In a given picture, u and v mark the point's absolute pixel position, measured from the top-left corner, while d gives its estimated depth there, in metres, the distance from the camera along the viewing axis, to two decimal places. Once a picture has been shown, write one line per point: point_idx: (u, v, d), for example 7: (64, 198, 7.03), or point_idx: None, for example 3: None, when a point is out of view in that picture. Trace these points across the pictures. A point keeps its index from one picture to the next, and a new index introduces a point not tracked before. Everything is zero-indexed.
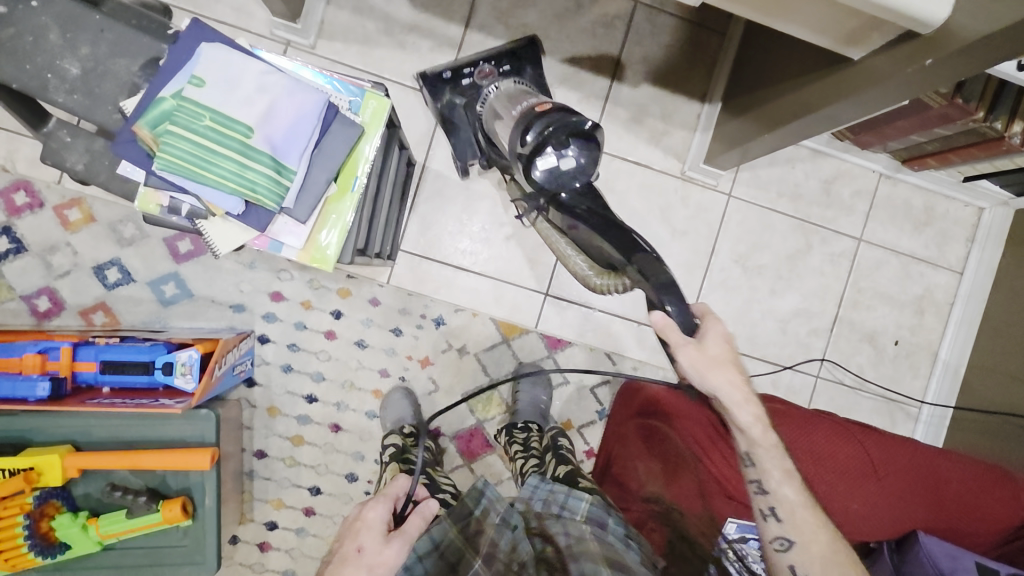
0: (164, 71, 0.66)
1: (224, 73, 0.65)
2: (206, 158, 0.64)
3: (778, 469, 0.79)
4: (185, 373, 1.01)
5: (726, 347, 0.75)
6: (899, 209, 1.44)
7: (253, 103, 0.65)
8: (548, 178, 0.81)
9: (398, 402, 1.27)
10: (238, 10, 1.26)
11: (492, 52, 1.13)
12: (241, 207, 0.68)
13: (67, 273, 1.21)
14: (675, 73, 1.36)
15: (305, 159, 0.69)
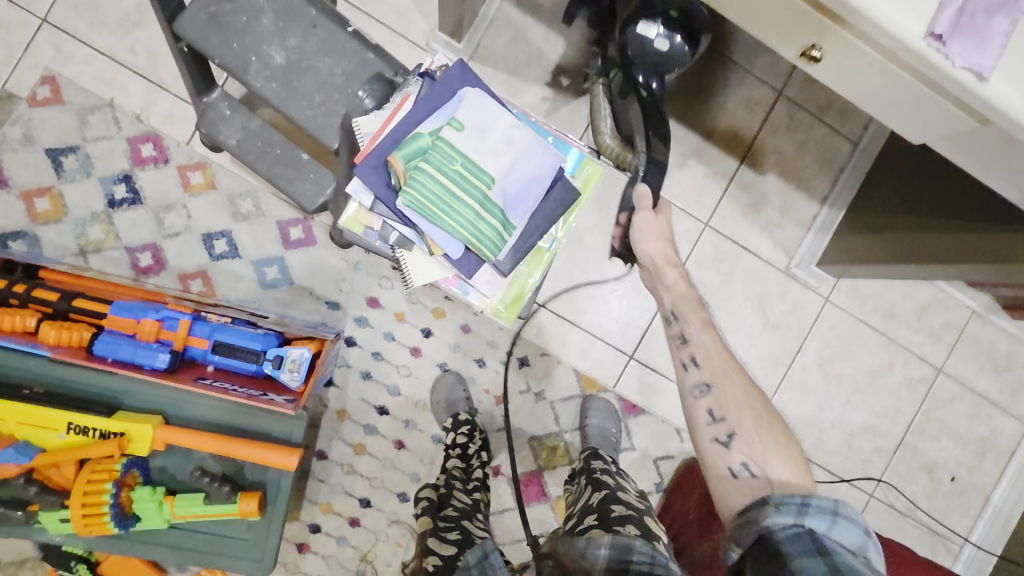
0: (419, 106, 0.67)
1: (480, 121, 0.66)
2: (450, 201, 0.63)
3: (697, 320, 0.87)
4: (292, 371, 1.00)
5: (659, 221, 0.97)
6: (984, 349, 1.45)
7: (501, 155, 0.66)
8: (637, 42, 0.88)
9: (452, 387, 1.26)
10: (401, 15, 1.25)
11: None
12: (460, 252, 0.67)
13: (175, 235, 1.19)
14: (803, 170, 1.36)
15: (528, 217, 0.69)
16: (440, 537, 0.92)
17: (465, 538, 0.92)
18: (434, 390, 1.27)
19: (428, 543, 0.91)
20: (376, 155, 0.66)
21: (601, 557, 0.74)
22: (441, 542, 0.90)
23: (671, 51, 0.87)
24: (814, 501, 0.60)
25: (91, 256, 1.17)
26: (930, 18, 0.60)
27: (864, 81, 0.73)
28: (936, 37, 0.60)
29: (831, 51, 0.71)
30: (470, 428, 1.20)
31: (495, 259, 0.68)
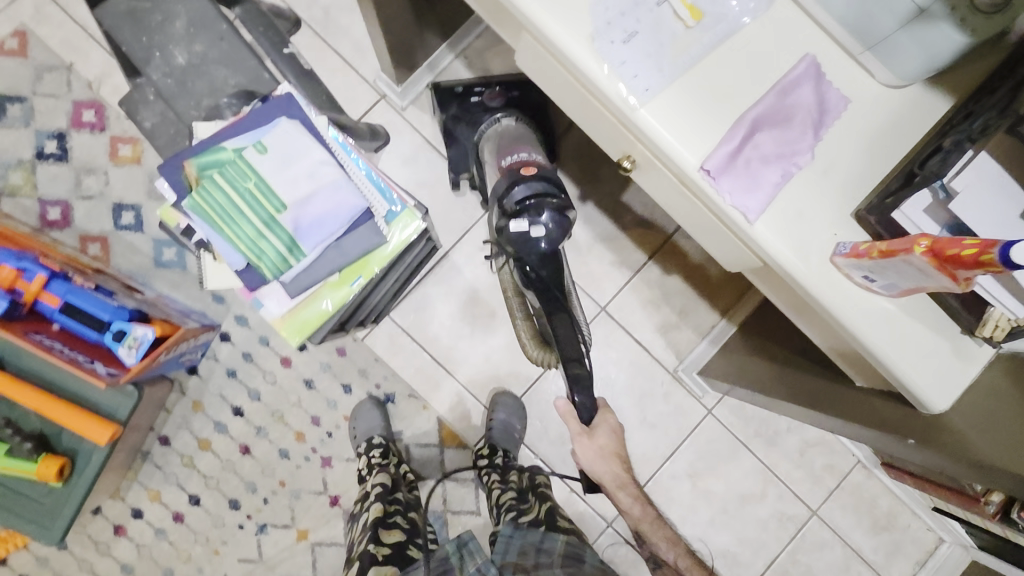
0: (241, 125, 0.72)
1: (287, 150, 0.70)
2: (234, 215, 0.68)
3: (662, 541, 0.94)
4: (130, 347, 1.02)
5: (614, 438, 0.98)
6: (864, 502, 1.41)
7: (297, 185, 0.70)
8: (516, 238, 0.87)
9: (369, 412, 1.27)
10: (357, 50, 1.33)
11: (504, 80, 1.21)
12: (244, 265, 0.71)
13: (89, 197, 1.25)
14: (711, 280, 1.38)
15: (319, 247, 0.71)
16: (387, 526, 1.03)
17: (410, 529, 1.05)
18: (352, 416, 1.27)
19: (375, 530, 1.01)
20: (185, 158, 0.71)
21: (557, 547, 0.99)
22: (387, 530, 1.02)
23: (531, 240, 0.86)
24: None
25: (4, 198, 1.23)
26: (707, 154, 0.65)
27: (671, 198, 0.75)
28: (708, 173, 0.65)
29: (639, 163, 0.74)
30: (385, 443, 1.23)
31: (277, 279, 0.71)
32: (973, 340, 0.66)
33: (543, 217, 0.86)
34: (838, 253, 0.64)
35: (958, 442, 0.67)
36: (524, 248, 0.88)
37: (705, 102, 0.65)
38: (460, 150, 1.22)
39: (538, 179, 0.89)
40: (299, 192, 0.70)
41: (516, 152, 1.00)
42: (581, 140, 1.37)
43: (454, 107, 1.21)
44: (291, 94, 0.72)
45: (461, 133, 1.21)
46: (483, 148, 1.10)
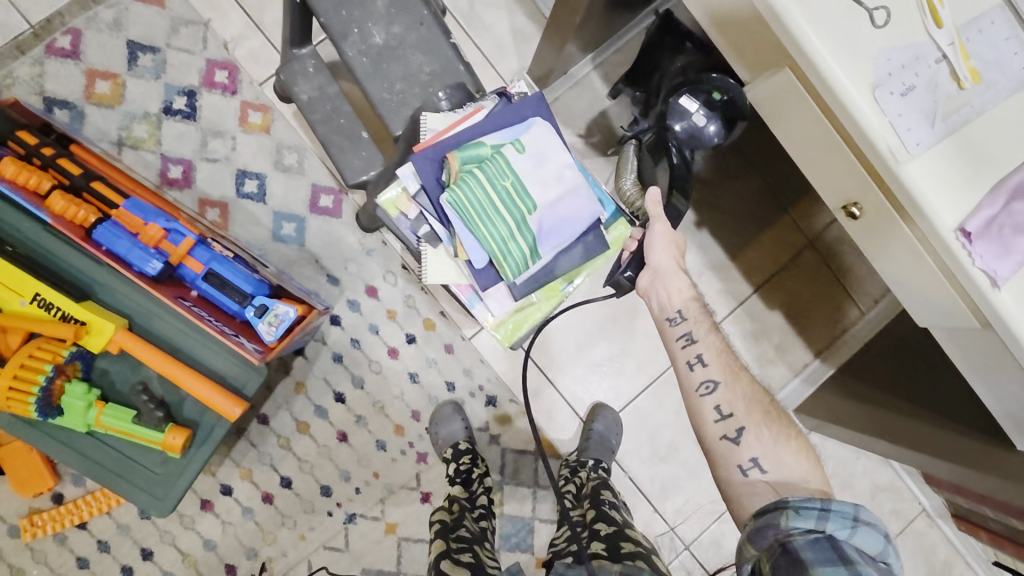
0: (489, 120, 0.73)
1: (540, 151, 0.71)
2: (491, 212, 0.69)
3: (732, 378, 0.81)
4: (270, 324, 0.99)
5: (670, 247, 0.85)
6: (924, 550, 1.45)
7: (548, 188, 0.71)
8: (677, 112, 0.95)
9: (450, 418, 1.24)
10: (498, 48, 1.31)
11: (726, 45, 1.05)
12: (483, 262, 0.72)
13: (213, 160, 1.21)
14: (812, 320, 1.40)
15: (555, 252, 0.73)
16: (453, 560, 0.90)
17: (476, 565, 0.91)
18: (433, 420, 1.24)
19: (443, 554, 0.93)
20: (436, 148, 0.71)
21: None
22: (452, 565, 0.89)
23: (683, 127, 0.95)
24: (835, 508, 0.65)
25: (126, 150, 1.18)
26: (964, 215, 0.67)
27: (888, 249, 0.77)
28: (964, 234, 0.66)
29: (869, 212, 0.75)
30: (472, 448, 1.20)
31: (512, 281, 0.73)
32: None
33: (714, 118, 0.95)
34: None
35: None
36: (682, 129, 0.95)
37: (966, 165, 0.67)
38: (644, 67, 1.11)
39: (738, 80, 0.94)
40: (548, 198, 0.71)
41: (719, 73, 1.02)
42: (705, 165, 1.36)
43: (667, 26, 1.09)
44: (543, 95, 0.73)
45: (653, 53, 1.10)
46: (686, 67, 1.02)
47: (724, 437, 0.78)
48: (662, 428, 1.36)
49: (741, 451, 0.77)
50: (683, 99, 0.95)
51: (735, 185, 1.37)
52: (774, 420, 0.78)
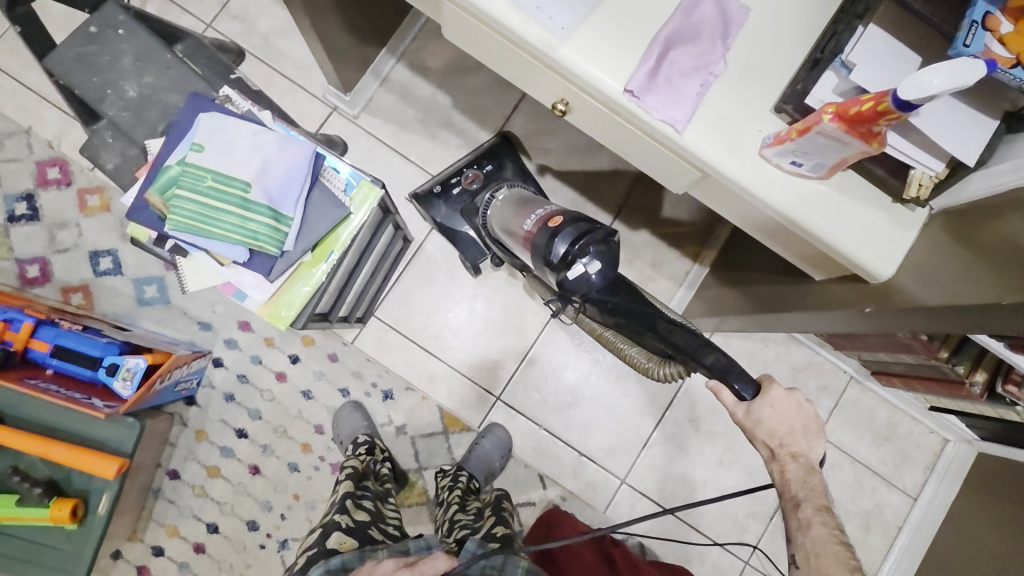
0: (168, 142, 0.76)
1: (221, 140, 0.75)
2: (214, 207, 0.73)
3: (809, 511, 0.70)
4: (125, 379, 1.05)
5: (784, 405, 0.70)
6: (864, 416, 1.46)
7: (247, 161, 0.75)
8: (579, 283, 0.79)
9: (349, 415, 1.29)
10: (302, 70, 1.38)
11: (472, 158, 1.30)
12: (246, 256, 0.76)
13: (64, 250, 1.28)
14: (677, 230, 1.42)
15: (299, 206, 0.77)
16: (355, 501, 0.97)
17: (376, 512, 0.97)
18: (334, 424, 1.29)
19: (343, 502, 0.96)
20: (142, 196, 0.75)
21: None
22: (355, 506, 0.95)
23: (592, 276, 0.78)
24: None
25: None
26: (628, 75, 0.70)
27: (608, 128, 0.80)
28: (632, 92, 0.69)
29: (573, 103, 0.79)
30: (370, 439, 1.22)
31: (280, 251, 0.76)
32: (905, 206, 0.72)
33: (590, 254, 0.80)
34: (764, 145, 0.70)
35: (899, 298, 0.69)
36: (574, 285, 0.79)
37: (618, 29, 0.70)
38: (467, 240, 1.28)
39: (567, 225, 0.85)
40: (264, 168, 0.75)
41: (531, 211, 1.00)
42: (529, 117, 1.41)
43: (445, 206, 1.29)
44: (197, 95, 0.77)
45: (455, 222, 1.28)
46: (494, 224, 1.14)
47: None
48: (563, 372, 1.38)
49: None
50: (570, 273, 0.79)
51: (564, 128, 1.41)
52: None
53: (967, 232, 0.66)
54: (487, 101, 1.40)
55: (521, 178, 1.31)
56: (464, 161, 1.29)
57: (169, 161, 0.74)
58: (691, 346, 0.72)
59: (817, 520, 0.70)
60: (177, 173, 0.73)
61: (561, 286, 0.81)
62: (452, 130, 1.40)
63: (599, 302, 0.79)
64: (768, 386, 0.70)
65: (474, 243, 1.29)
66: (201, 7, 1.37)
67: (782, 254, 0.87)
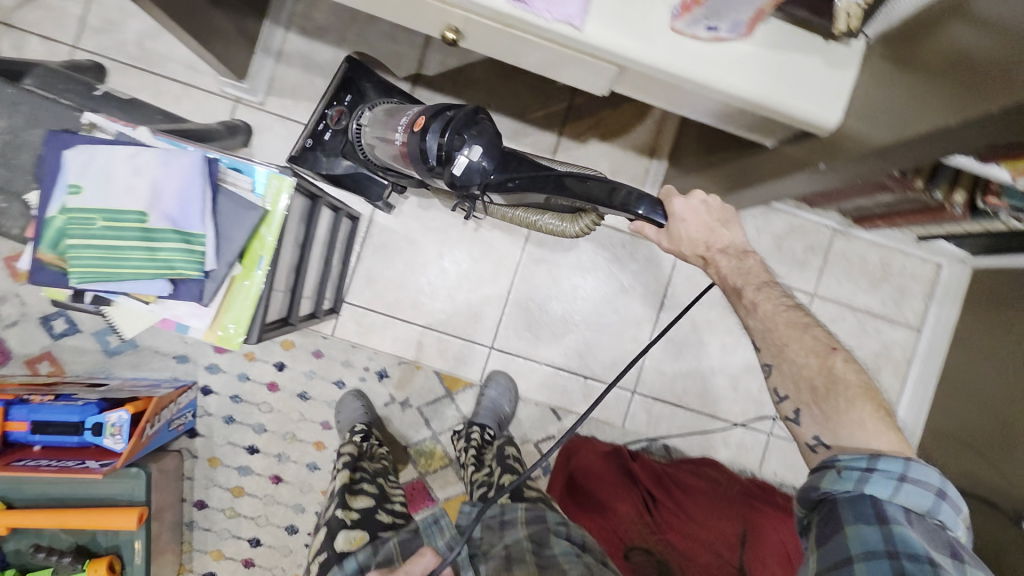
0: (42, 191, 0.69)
1: (98, 173, 0.68)
2: (115, 246, 0.67)
3: (753, 295, 0.66)
4: (114, 434, 1.03)
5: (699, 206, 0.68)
6: (855, 264, 1.43)
7: (135, 189, 0.69)
8: (468, 177, 0.74)
9: (349, 403, 1.27)
10: (190, 67, 1.27)
11: (327, 94, 1.10)
12: (170, 287, 0.71)
13: (14, 323, 1.23)
14: (626, 128, 1.34)
15: (209, 220, 0.71)
16: (354, 492, 0.97)
17: (379, 494, 0.99)
18: (336, 412, 1.28)
19: (341, 496, 0.95)
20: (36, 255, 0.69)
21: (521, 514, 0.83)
22: (354, 496, 0.96)
23: (471, 163, 0.73)
24: (883, 465, 0.54)
25: None
26: None
27: (509, 45, 0.73)
28: None
29: (460, 27, 0.72)
30: (365, 429, 1.19)
31: (204, 273, 0.71)
32: (841, 42, 0.66)
33: (466, 140, 0.74)
34: (674, 18, 0.63)
35: (847, 144, 0.66)
36: (467, 178, 0.74)
37: None
38: (370, 190, 1.14)
39: (429, 122, 0.78)
40: (156, 190, 0.69)
41: (398, 122, 0.88)
42: (444, 52, 1.31)
43: (314, 153, 1.11)
44: (54, 129, 0.69)
45: (342, 168, 1.12)
46: (376, 153, 0.98)
47: (786, 419, 0.64)
48: (549, 304, 1.35)
49: (804, 431, 0.61)
50: (455, 166, 0.74)
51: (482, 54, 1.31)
52: (835, 387, 0.60)
53: (905, 54, 0.60)
54: (395, 45, 1.29)
55: (389, 93, 1.12)
56: (321, 101, 1.09)
57: (50, 210, 0.68)
58: (600, 191, 0.65)
59: (761, 297, 0.66)
60: (63, 220, 0.67)
61: (450, 186, 0.76)
62: None
63: (501, 180, 0.73)
64: (670, 200, 0.67)
65: (370, 178, 1.13)
66: (59, 27, 1.24)
67: (722, 126, 0.83)
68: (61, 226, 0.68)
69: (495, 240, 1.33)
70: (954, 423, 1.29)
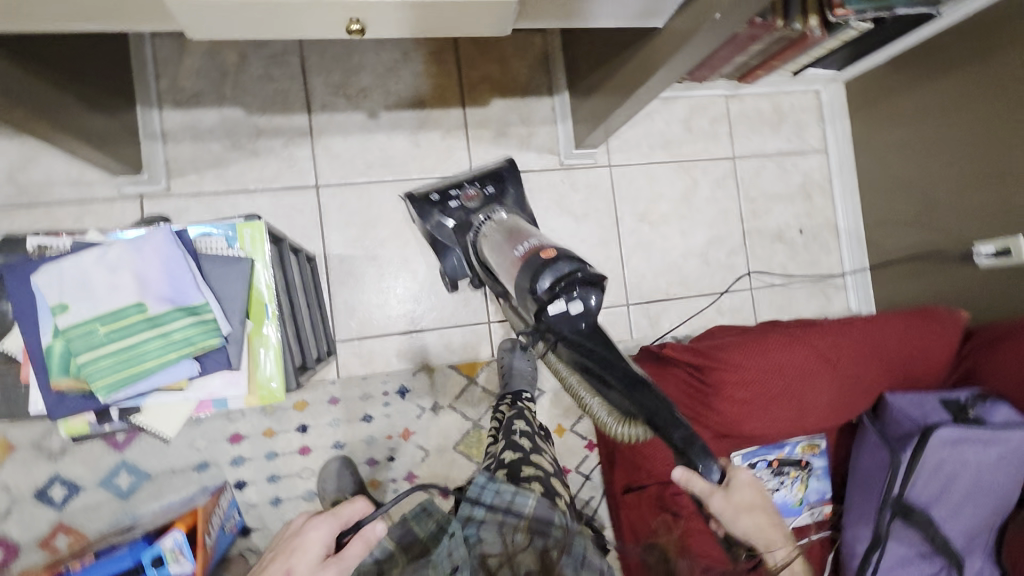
0: (24, 329, 0.66)
1: (75, 286, 0.66)
2: (127, 346, 0.65)
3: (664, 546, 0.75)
4: (178, 557, 0.99)
5: (753, 495, 0.70)
6: (753, 117, 1.54)
7: (119, 285, 0.67)
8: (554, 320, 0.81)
9: (338, 472, 1.25)
10: (75, 183, 1.19)
11: (475, 175, 1.15)
12: (197, 364, 0.70)
13: (8, 513, 1.14)
14: (518, 79, 1.41)
15: (205, 286, 0.71)
16: None
17: None
18: (322, 479, 1.25)
19: None
20: (49, 392, 0.66)
21: (528, 505, 0.73)
22: None
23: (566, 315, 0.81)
24: None
25: None
26: None
27: (412, 15, 0.75)
28: None
29: (365, 16, 0.75)
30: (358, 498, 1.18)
31: (223, 337, 0.71)
32: None
33: (569, 295, 0.81)
34: None
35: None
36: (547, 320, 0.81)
37: None
38: (451, 264, 1.14)
39: (558, 259, 0.82)
40: (141, 278, 0.67)
41: (525, 238, 0.93)
42: (324, 72, 1.32)
43: (434, 214, 1.11)
44: (9, 264, 0.66)
45: (446, 237, 1.11)
46: (485, 244, 1.03)
47: None
48: None
49: None
50: (553, 307, 0.80)
51: (361, 61, 1.33)
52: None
53: None
54: (275, 83, 1.29)
55: (520, 210, 1.15)
56: (465, 177, 1.14)
57: (43, 339, 0.65)
58: (659, 407, 0.72)
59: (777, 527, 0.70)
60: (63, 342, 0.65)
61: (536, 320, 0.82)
62: (268, 135, 1.28)
63: (582, 344, 0.81)
64: (699, 474, 0.67)
65: (461, 261, 1.13)
66: None
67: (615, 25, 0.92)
68: (62, 352, 0.66)
69: None
70: (891, 210, 1.45)
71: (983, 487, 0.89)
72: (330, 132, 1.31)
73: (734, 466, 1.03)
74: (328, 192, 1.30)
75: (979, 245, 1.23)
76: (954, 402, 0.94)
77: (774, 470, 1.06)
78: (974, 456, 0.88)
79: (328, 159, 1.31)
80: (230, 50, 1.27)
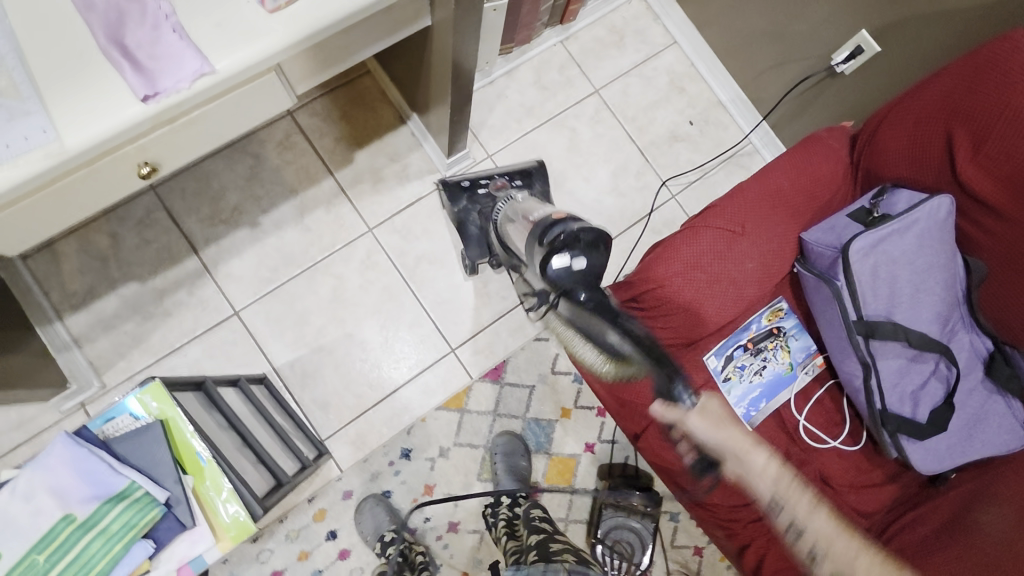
0: None
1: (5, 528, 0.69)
2: (70, 559, 0.69)
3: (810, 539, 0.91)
4: None
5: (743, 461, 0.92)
6: (593, 47, 1.53)
7: (41, 509, 0.70)
8: (552, 273, 0.87)
9: (375, 510, 1.28)
10: (20, 423, 1.22)
11: (508, 171, 1.35)
12: (150, 539, 0.72)
13: None
14: (367, 125, 1.43)
15: (125, 467, 0.73)
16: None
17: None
18: (358, 514, 1.28)
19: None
20: None
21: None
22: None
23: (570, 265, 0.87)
24: None
25: None
26: (130, 89, 0.67)
27: (189, 132, 0.77)
28: (147, 94, 0.67)
29: (151, 158, 0.77)
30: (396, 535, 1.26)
31: (163, 504, 0.72)
32: None
33: (576, 254, 0.88)
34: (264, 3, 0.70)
35: None
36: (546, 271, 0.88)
37: (66, 75, 0.66)
38: (471, 237, 1.31)
39: (569, 218, 0.95)
40: (58, 493, 0.70)
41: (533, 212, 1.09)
42: (194, 211, 1.35)
43: (467, 200, 1.32)
44: None
45: (469, 219, 1.31)
46: (501, 212, 1.21)
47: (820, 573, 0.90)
48: (453, 282, 1.42)
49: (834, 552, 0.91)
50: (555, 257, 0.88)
51: (221, 183, 1.37)
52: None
53: None
54: (156, 244, 1.32)
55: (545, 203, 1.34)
56: (496, 172, 1.35)
57: None
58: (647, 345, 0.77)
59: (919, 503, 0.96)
60: None
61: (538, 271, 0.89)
62: (172, 292, 1.32)
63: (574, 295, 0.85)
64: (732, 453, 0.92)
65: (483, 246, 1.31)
66: None
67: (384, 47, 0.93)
68: None
69: (375, 281, 1.40)
70: (756, 62, 1.44)
71: (921, 270, 0.92)
72: (226, 259, 1.35)
73: (714, 369, 1.04)
74: (250, 313, 1.34)
75: (832, 56, 1.27)
76: (860, 211, 0.97)
77: (752, 352, 1.05)
78: (896, 248, 0.92)
79: (234, 283, 1.34)
80: (101, 236, 1.30)
